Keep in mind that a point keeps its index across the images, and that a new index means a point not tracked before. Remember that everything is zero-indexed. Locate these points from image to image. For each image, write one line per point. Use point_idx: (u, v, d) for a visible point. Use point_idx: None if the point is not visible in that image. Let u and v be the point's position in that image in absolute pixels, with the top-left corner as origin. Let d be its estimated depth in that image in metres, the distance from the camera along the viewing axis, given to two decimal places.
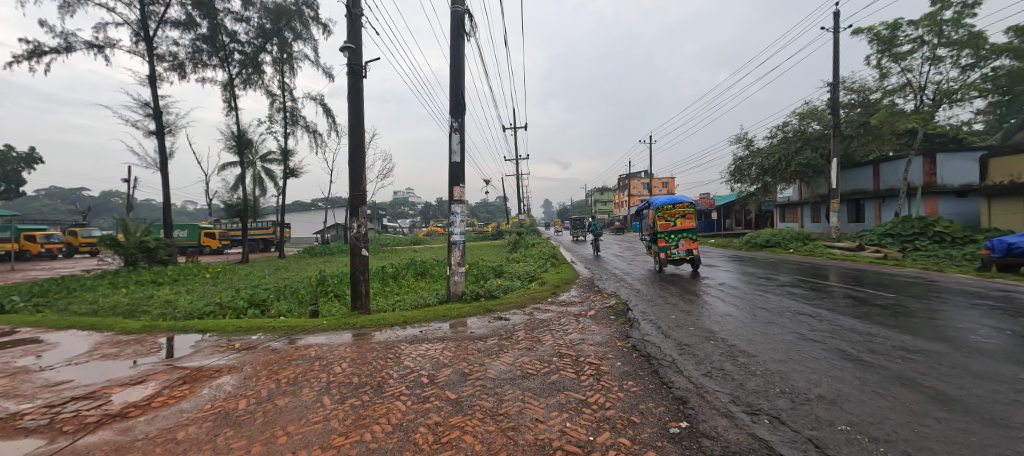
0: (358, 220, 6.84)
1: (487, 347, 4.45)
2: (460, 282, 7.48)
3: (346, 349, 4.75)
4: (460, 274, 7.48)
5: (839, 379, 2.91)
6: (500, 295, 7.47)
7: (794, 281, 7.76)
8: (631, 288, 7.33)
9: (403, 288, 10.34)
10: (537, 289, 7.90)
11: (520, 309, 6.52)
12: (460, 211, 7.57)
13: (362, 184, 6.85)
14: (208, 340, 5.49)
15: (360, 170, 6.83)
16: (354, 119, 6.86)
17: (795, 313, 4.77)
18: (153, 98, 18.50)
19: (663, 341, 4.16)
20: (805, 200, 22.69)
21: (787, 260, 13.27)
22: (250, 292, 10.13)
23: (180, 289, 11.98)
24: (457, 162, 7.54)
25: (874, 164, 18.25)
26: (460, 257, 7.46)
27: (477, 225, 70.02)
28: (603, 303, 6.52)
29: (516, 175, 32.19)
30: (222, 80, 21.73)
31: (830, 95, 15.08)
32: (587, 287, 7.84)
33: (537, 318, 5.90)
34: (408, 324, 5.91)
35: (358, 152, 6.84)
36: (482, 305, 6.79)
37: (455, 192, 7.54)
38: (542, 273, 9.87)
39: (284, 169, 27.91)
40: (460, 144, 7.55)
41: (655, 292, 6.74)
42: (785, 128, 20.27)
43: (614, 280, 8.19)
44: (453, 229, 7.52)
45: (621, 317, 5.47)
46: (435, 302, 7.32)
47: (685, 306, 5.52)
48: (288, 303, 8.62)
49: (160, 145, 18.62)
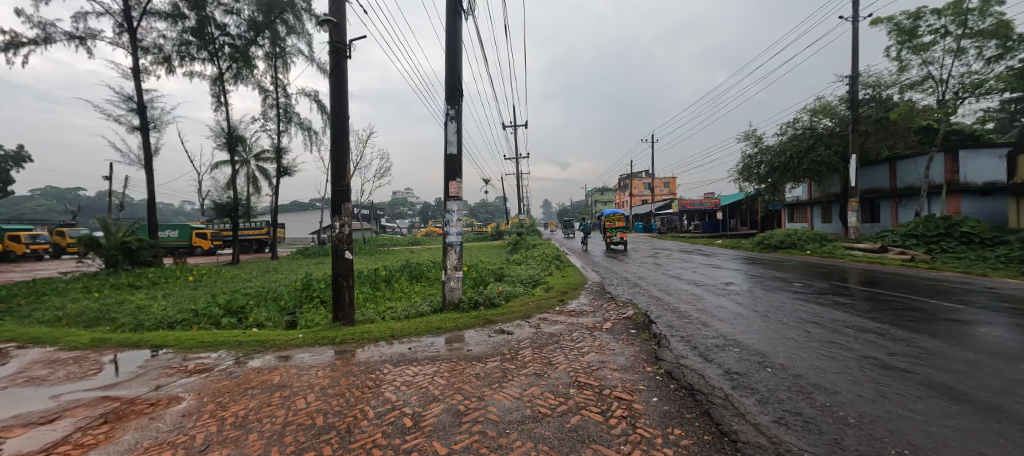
0: (341, 219, 6.01)
1: (487, 373, 3.64)
2: (456, 288, 6.69)
3: (318, 373, 3.93)
4: (457, 279, 6.68)
5: (970, 435, 2.12)
6: (501, 304, 6.66)
7: (825, 286, 7.03)
8: (648, 294, 6.57)
9: (396, 294, 9.51)
10: (542, 296, 7.09)
11: (524, 320, 5.72)
12: (457, 208, 6.76)
13: (346, 179, 6.06)
14: (160, 358, 4.68)
15: (343, 162, 6.04)
16: (337, 105, 6.07)
17: (855, 330, 3.99)
18: (138, 91, 17.69)
19: (705, 367, 3.35)
20: (815, 199, 21.96)
21: (805, 262, 12.49)
22: (228, 297, 9.30)
23: (157, 294, 11.17)
24: (453, 153, 6.74)
25: (890, 162, 17.53)
26: (457, 260, 6.68)
27: (477, 225, 69.20)
28: (619, 313, 5.74)
29: (516, 174, 31.38)
30: (211, 74, 20.92)
31: (848, 88, 14.34)
32: (598, 294, 7.05)
33: (544, 332, 5.10)
34: (394, 339, 5.10)
35: (341, 141, 6.05)
36: (481, 315, 5.97)
37: (451, 187, 6.76)
38: (546, 277, 9.06)
39: (277, 168, 27.12)
40: (457, 133, 6.77)
41: (676, 300, 5.97)
42: (795, 125, 19.54)
43: (627, 286, 7.41)
44: (449, 228, 6.73)
45: (644, 332, 4.67)
46: (427, 312, 6.49)
47: (716, 318, 4.75)
48: (267, 312, 7.80)
49: (143, 141, 17.78)
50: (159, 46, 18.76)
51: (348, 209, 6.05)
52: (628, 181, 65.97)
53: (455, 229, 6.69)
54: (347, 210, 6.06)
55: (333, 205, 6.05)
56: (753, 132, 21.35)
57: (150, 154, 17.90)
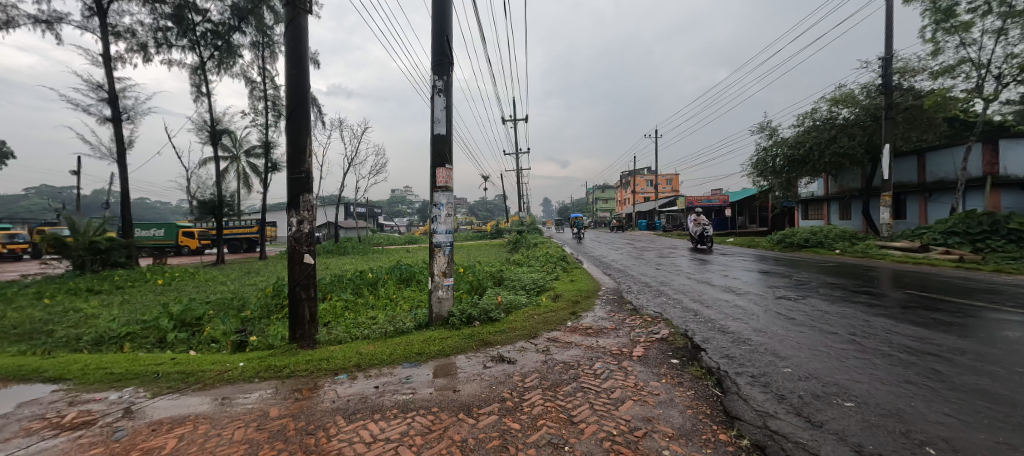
0: (298, 215, 4.78)
1: (480, 442, 2.42)
2: (446, 300, 5.49)
3: (234, 437, 2.70)
4: (446, 288, 5.47)
5: None
6: (500, 318, 5.45)
7: (890, 292, 5.83)
8: (679, 305, 5.35)
9: (379, 303, 8.26)
10: (549, 307, 5.86)
11: (528, 341, 4.52)
12: (445, 201, 5.53)
13: (305, 164, 4.85)
14: (40, 402, 3.46)
15: (301, 144, 4.84)
16: (294, 72, 4.85)
17: (1003, 369, 2.82)
18: (109, 79, 16.42)
19: (817, 439, 2.14)
20: (833, 194, 20.76)
21: (837, 263, 11.28)
22: (186, 304, 8.03)
23: (114, 300, 9.95)
24: (441, 134, 5.52)
25: (919, 154, 16.35)
26: (447, 264, 5.47)
27: (477, 223, 68.05)
28: (651, 331, 4.53)
29: (515, 170, 30.15)
30: (192, 63, 19.68)
31: (880, 72, 13.08)
32: (618, 305, 5.82)
33: (557, 361, 3.89)
34: (360, 370, 3.87)
35: (298, 118, 4.83)
36: (474, 335, 4.76)
37: (439, 175, 5.52)
38: (552, 282, 7.82)
39: (266, 164, 25.82)
40: (446, 110, 5.55)
41: (720, 314, 4.73)
42: (813, 115, 18.35)
43: (651, 294, 6.25)
44: (436, 226, 5.52)
45: (692, 364, 3.45)
46: (408, 329, 5.28)
47: (790, 344, 3.54)
48: (223, 325, 6.56)
49: (115, 133, 16.55)
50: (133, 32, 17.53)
51: (308, 201, 4.84)
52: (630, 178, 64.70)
53: (443, 228, 5.49)
54: (306, 205, 4.84)
55: (290, 197, 4.80)
56: (769, 123, 20.08)
57: (124, 147, 16.69)
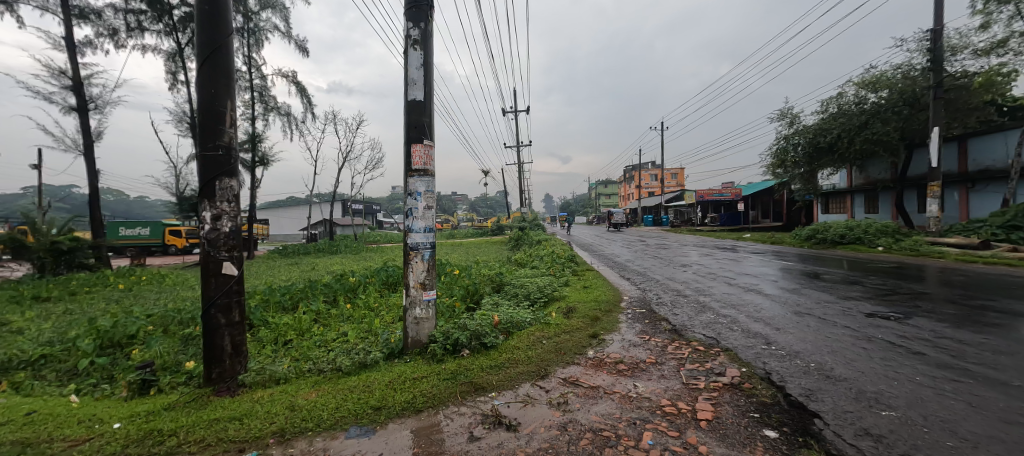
0: (214, 208, 3.43)
1: None
2: (426, 321, 4.13)
3: None
4: (426, 304, 4.12)
5: None
6: (497, 345, 4.09)
7: (1009, 306, 4.47)
8: (738, 327, 3.98)
9: (355, 316, 6.92)
10: (562, 328, 4.50)
11: (536, 386, 3.17)
12: (422, 190, 4.17)
13: (224, 136, 3.50)
14: None
15: (218, 108, 3.49)
16: (207, 6, 3.46)
17: None
18: (73, 65, 15.04)
19: None
20: (859, 186, 19.31)
21: (885, 262, 9.90)
22: (125, 317, 6.69)
23: (56, 309, 8.66)
24: (418, 100, 4.16)
25: (960, 139, 14.92)
26: (427, 274, 4.13)
27: (478, 220, 66.89)
28: (712, 370, 3.16)
29: (518, 164, 28.78)
30: (168, 49, 18.32)
31: (930, 46, 11.59)
32: (651, 324, 4.46)
33: (580, 428, 2.50)
34: (283, 446, 2.51)
35: (214, 73, 3.48)
36: (460, 374, 3.43)
37: (415, 154, 4.15)
38: (562, 290, 6.46)
39: (252, 159, 24.47)
40: (423, 69, 4.17)
41: (809, 345, 3.36)
42: (840, 100, 16.88)
43: (692, 307, 4.89)
44: (412, 223, 4.16)
45: (808, 446, 2.08)
46: (374, 360, 3.93)
47: (966, 412, 2.20)
48: (151, 348, 5.20)
49: (82, 124, 15.22)
50: (101, 15, 16.13)
51: (228, 189, 3.51)
52: (634, 173, 63.00)
53: (421, 225, 4.14)
54: (224, 194, 3.49)
55: (201, 183, 3.44)
56: (790, 110, 18.56)
57: (91, 139, 15.34)
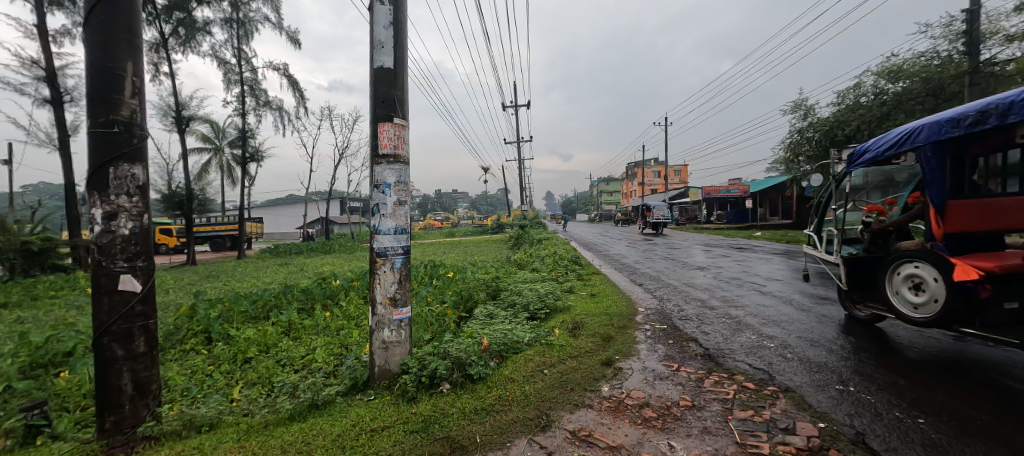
0: (106, 204, 2.57)
1: None
2: (396, 346, 3.28)
3: None
4: (396, 326, 3.27)
5: None
6: (487, 376, 3.22)
7: None
8: (792, 354, 3.16)
9: (332, 327, 6.10)
10: (568, 350, 3.66)
11: (533, 446, 2.30)
12: (391, 180, 3.31)
13: (123, 107, 2.65)
14: None
15: (114, 71, 2.63)
16: None
17: None
18: (46, 54, 14.21)
19: None
20: None
21: None
22: (68, 329, 5.86)
23: (9, 317, 7.84)
24: (388, 68, 3.30)
25: None
26: (398, 286, 3.27)
27: (478, 217, 66.08)
28: (775, 424, 2.30)
29: (518, 161, 27.90)
30: (150, 39, 17.47)
31: (966, 29, 10.66)
32: (678, 348, 3.62)
33: None
34: None
35: (109, 22, 2.61)
36: (434, 424, 2.57)
37: (382, 134, 3.28)
38: (568, 299, 5.59)
39: (243, 154, 23.68)
40: (394, 28, 3.33)
41: (901, 386, 2.53)
42: (859, 90, 15.96)
43: (726, 324, 4.04)
44: (378, 224, 3.30)
45: None
46: (328, 399, 3.07)
47: None
48: (79, 371, 4.38)
49: (57, 117, 14.40)
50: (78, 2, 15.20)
51: (128, 179, 2.65)
52: (636, 170, 62.17)
53: (390, 225, 3.29)
54: (122, 185, 2.63)
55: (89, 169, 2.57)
56: (804, 101, 17.65)
57: (67, 133, 14.52)
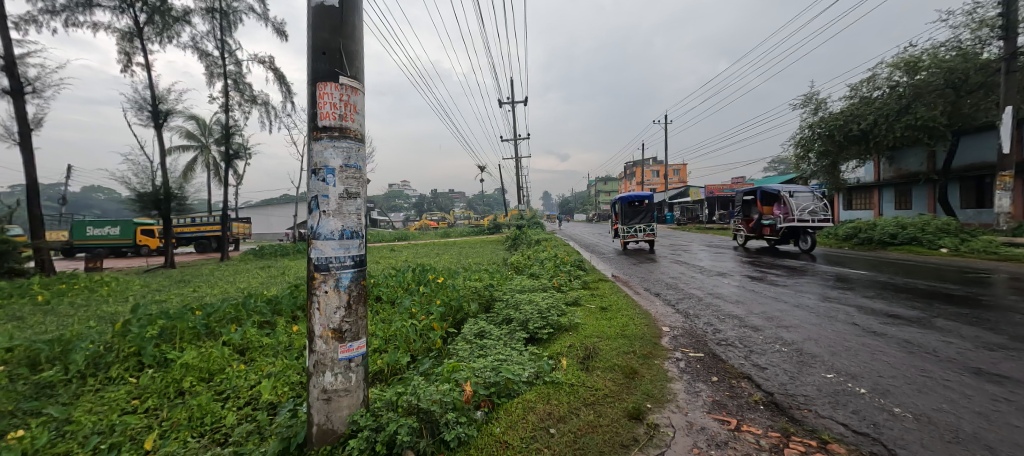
0: None
1: None
2: (346, 395, 2.35)
3: None
4: (345, 369, 2.33)
5: None
6: (472, 439, 2.29)
7: None
8: (902, 409, 2.23)
9: (295, 346, 5.17)
10: (579, 395, 2.73)
11: None
12: (335, 162, 2.33)
13: None
14: None
15: None
16: None
17: None
18: (5, 42, 13.11)
19: None
20: (889, 180, 17.62)
21: (957, 265, 8.22)
22: None
23: None
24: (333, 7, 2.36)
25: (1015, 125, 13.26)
26: (345, 313, 2.33)
27: (475, 217, 64.90)
28: None
29: (516, 159, 26.95)
30: (123, 27, 16.40)
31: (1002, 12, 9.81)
32: (728, 391, 2.72)
33: None
34: None
35: None
36: None
37: (321, 98, 2.32)
38: (574, 314, 4.67)
39: (227, 151, 22.60)
40: None
41: None
42: (874, 83, 15.12)
43: (783, 354, 3.11)
44: (318, 226, 2.32)
45: None
46: None
47: None
48: None
49: (18, 110, 13.32)
50: None
51: None
52: (635, 168, 61.50)
53: (334, 226, 2.32)
54: None
55: None
56: (815, 95, 16.84)
57: (28, 127, 13.44)
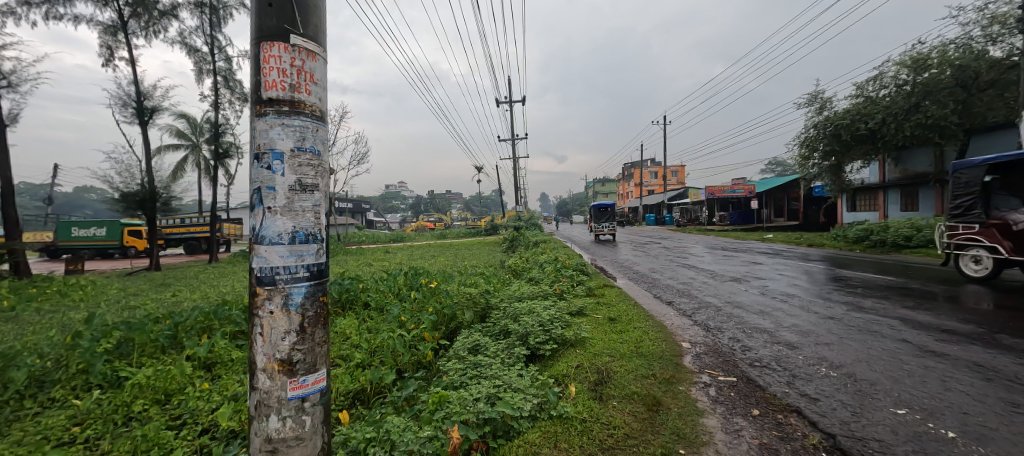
0: None
1: None
2: (300, 443, 1.83)
3: None
4: (297, 411, 1.82)
5: None
6: None
7: None
8: None
9: None
10: (594, 437, 2.20)
11: None
12: (285, 145, 1.81)
13: None
14: None
15: None
16: None
17: None
18: None
19: None
20: (895, 180, 17.28)
21: None
22: None
23: None
24: None
25: None
26: (297, 339, 1.80)
27: (473, 218, 64.29)
28: None
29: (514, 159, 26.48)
30: (107, 21, 15.81)
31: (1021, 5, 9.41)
32: (775, 430, 2.22)
33: None
34: None
35: None
36: None
37: (266, 61, 1.80)
38: (580, 326, 4.16)
39: (217, 150, 22.01)
40: None
41: None
42: (882, 81, 14.71)
43: (835, 381, 2.60)
44: (261, 229, 1.79)
45: None
46: None
47: None
48: None
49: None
50: None
51: None
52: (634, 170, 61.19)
53: (282, 228, 1.79)
54: None
55: None
56: (820, 93, 16.45)
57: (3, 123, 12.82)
